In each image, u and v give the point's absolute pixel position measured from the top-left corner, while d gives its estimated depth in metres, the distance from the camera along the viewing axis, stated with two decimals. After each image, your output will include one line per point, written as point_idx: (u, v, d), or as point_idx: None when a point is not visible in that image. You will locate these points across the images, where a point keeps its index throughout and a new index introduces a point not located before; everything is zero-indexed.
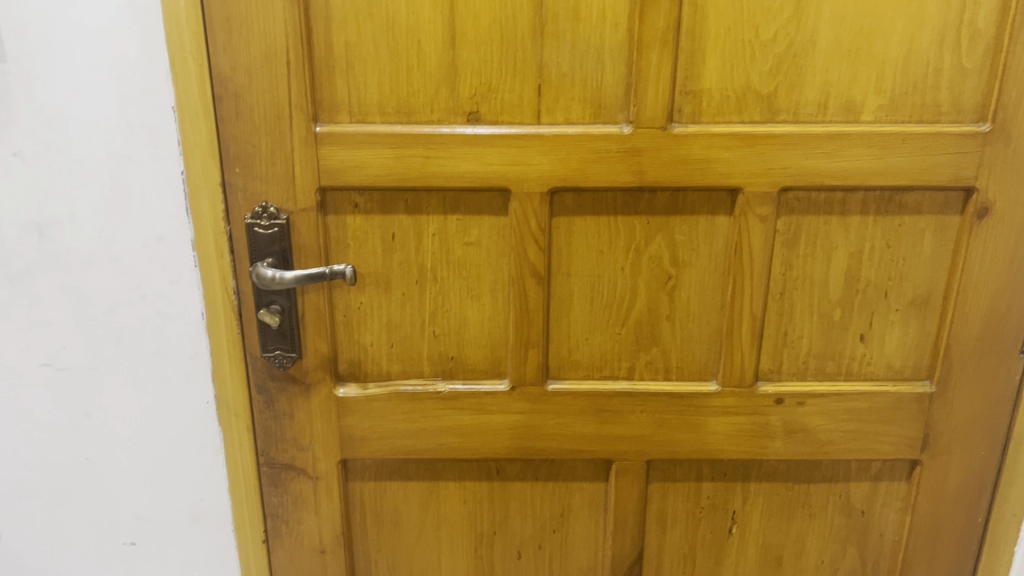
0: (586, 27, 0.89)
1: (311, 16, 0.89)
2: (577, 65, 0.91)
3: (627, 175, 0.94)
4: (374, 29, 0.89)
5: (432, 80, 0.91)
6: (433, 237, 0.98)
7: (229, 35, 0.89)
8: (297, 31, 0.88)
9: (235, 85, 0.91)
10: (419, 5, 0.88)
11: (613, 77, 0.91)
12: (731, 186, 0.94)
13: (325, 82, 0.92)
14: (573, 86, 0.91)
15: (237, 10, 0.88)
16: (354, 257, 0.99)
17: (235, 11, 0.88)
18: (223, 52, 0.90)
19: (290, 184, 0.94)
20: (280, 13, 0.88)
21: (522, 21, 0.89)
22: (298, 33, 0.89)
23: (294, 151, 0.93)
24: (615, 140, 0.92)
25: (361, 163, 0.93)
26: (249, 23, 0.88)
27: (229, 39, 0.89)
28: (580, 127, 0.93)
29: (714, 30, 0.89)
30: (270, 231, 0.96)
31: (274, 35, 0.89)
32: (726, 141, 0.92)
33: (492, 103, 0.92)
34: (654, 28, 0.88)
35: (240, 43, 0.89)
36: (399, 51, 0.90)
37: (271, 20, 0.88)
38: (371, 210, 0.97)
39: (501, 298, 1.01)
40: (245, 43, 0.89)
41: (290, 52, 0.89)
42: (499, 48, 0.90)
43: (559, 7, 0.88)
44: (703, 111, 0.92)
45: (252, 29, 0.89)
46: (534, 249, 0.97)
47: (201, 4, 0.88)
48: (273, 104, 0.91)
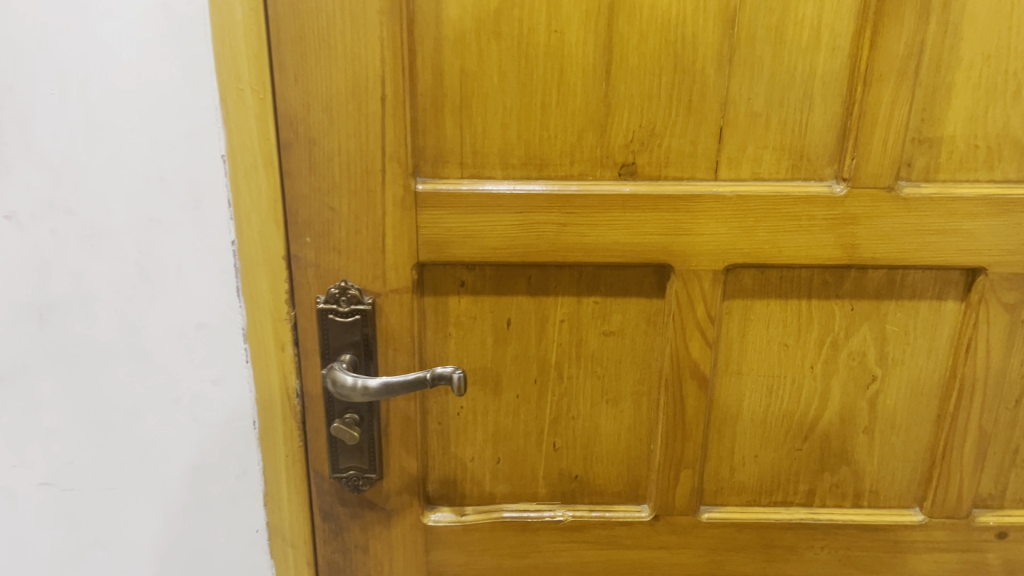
0: (792, 52, 0.65)
1: (414, 34, 0.64)
2: (775, 102, 0.66)
3: (833, 250, 0.70)
4: (500, 52, 0.65)
5: (574, 122, 0.67)
6: (561, 325, 0.74)
7: (302, 59, 0.64)
8: (395, 55, 0.64)
9: (307, 127, 0.66)
10: (564, 21, 0.64)
11: (823, 119, 0.67)
12: (970, 265, 0.70)
13: (429, 124, 0.67)
14: (767, 131, 0.67)
15: (313, 25, 0.64)
16: (455, 351, 0.75)
17: (310, 26, 0.64)
18: (293, 82, 0.65)
19: (378, 258, 0.70)
20: (373, 30, 0.63)
21: (704, 41, 0.65)
22: (396, 58, 0.64)
23: (386, 215, 0.69)
24: (822, 204, 0.68)
25: (475, 232, 0.69)
26: (330, 42, 0.64)
27: (301, 66, 0.65)
28: (772, 186, 0.68)
29: (968, 57, 0.65)
30: (350, 318, 0.71)
31: (364, 59, 0.64)
32: (971, 207, 0.68)
33: (655, 153, 0.68)
34: (888, 54, 0.64)
35: (317, 71, 0.65)
36: (532, 82, 0.66)
37: (359, 40, 0.64)
38: (482, 289, 0.73)
39: (645, 404, 0.76)
40: (323, 70, 0.65)
41: (384, 84, 0.65)
42: (669, 80, 0.66)
43: (757, 25, 0.64)
44: (941, 166, 0.68)
45: (333, 51, 0.64)
46: (698, 344, 0.73)
47: (264, 17, 0.64)
48: (358, 153, 0.67)
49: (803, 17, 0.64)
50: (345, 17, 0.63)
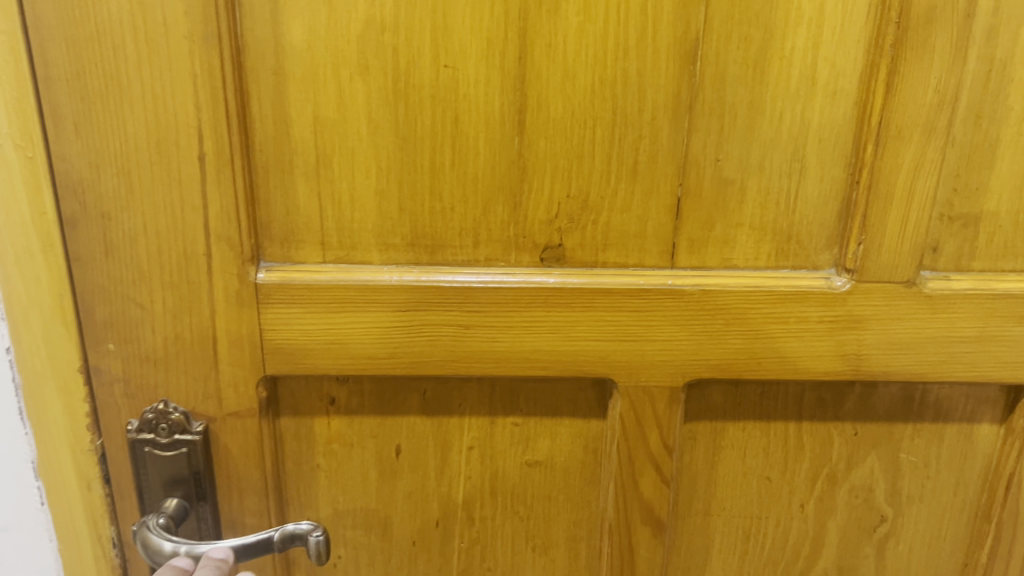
0: (777, 96, 0.46)
1: (243, 68, 0.45)
2: (753, 165, 0.48)
3: (832, 362, 0.51)
4: (368, 94, 0.46)
5: (477, 190, 0.48)
6: (469, 453, 0.55)
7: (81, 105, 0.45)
8: (215, 98, 0.45)
9: (100, 196, 0.46)
10: (459, 51, 0.45)
11: (818, 188, 0.48)
12: (1014, 382, 0.52)
13: (273, 192, 0.48)
14: (742, 204, 0.49)
15: (95, 54, 0.44)
16: (327, 487, 0.56)
17: (90, 56, 0.44)
18: (73, 135, 0.45)
19: (210, 372, 0.51)
20: (182, 63, 0.44)
21: (655, 82, 0.46)
22: (216, 102, 0.45)
23: (216, 316, 0.49)
24: (817, 304, 0.50)
25: (344, 338, 0.50)
26: (122, 80, 0.44)
27: (79, 114, 0.45)
28: (749, 278, 0.50)
29: (1019, 106, 0.46)
30: (174, 452, 0.52)
31: (172, 103, 0.45)
32: (1018, 308, 0.50)
33: (589, 232, 0.49)
34: (913, 102, 0.45)
35: (105, 121, 0.45)
36: (416, 135, 0.47)
37: (162, 78, 0.44)
38: (359, 409, 0.54)
39: (583, 552, 0.58)
40: (115, 119, 0.45)
41: (203, 138, 0.45)
42: (608, 133, 0.47)
43: (729, 60, 0.46)
44: (978, 252, 0.50)
45: (126, 94, 0.45)
46: (652, 482, 0.54)
47: (22, 40, 0.43)
48: (173, 232, 0.47)
49: (792, 48, 0.45)
50: (137, 45, 0.44)
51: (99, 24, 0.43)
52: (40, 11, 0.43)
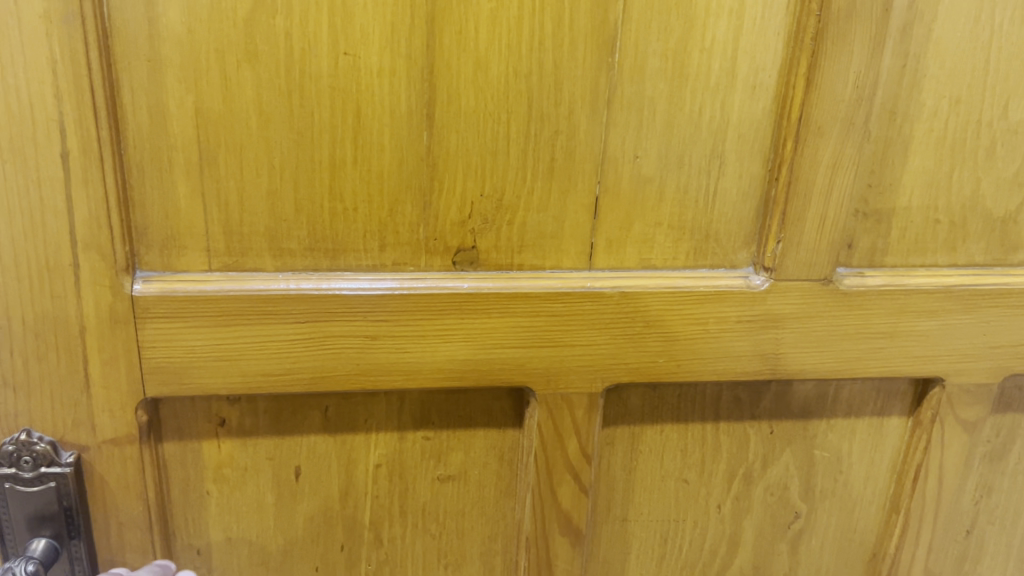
0: (697, 90, 0.44)
1: (110, 52, 0.39)
2: (673, 162, 0.46)
3: (751, 362, 0.50)
4: (258, 84, 0.41)
5: (382, 189, 0.44)
6: (376, 470, 0.51)
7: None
8: (79, 86, 0.39)
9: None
10: (361, 37, 0.41)
11: (737, 185, 0.47)
12: (924, 376, 0.53)
13: (150, 193, 0.42)
14: (662, 202, 0.47)
15: None
16: (218, 515, 0.51)
17: None
18: None
19: (81, 396, 0.45)
20: (37, 45, 0.38)
21: (572, 73, 0.43)
22: (81, 91, 0.39)
23: (86, 332, 0.44)
24: (738, 304, 0.48)
25: (236, 353, 0.45)
26: None
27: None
28: (669, 278, 0.48)
29: (931, 102, 0.46)
30: (40, 487, 0.45)
31: (28, 91, 0.39)
32: (929, 302, 0.50)
33: (504, 233, 0.46)
34: (832, 97, 0.44)
35: None
36: (314, 129, 0.42)
37: (13, 63, 0.38)
38: (254, 429, 0.49)
39: (499, 567, 0.55)
40: None
41: (66, 133, 0.40)
42: (523, 128, 0.44)
43: (649, 51, 0.43)
44: (890, 248, 0.50)
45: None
46: (570, 491, 0.52)
47: None
48: (32, 239, 0.41)
49: (712, 39, 0.44)
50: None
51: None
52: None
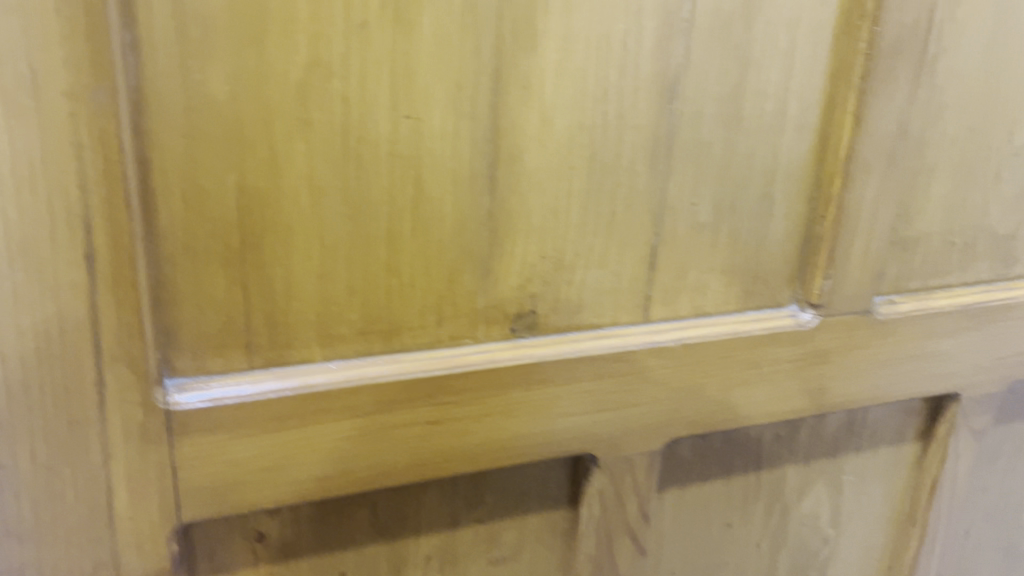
0: (751, 133, 0.44)
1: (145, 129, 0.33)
2: (727, 207, 0.45)
3: (798, 399, 0.50)
4: (311, 156, 0.36)
5: (442, 259, 0.40)
6: (427, 563, 0.46)
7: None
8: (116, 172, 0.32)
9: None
10: (423, 96, 0.37)
11: (784, 225, 0.46)
12: (943, 392, 0.55)
13: (186, 288, 0.36)
14: (717, 247, 0.45)
15: None
16: None
17: None
18: None
19: (105, 533, 0.38)
20: (59, 130, 0.31)
21: (636, 123, 0.41)
22: (114, 179, 0.33)
23: (112, 459, 0.36)
24: (788, 343, 0.48)
25: (287, 461, 0.39)
26: None
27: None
28: (725, 324, 0.47)
29: (953, 132, 0.48)
30: None
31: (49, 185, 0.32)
32: (949, 322, 0.52)
33: (565, 293, 0.43)
34: (877, 132, 0.45)
35: None
36: (371, 200, 0.38)
37: (27, 152, 0.31)
38: (296, 540, 0.43)
39: None
40: None
41: (93, 230, 0.33)
42: (586, 182, 0.41)
43: (709, 96, 0.42)
44: (915, 274, 0.51)
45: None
46: (629, 552, 0.50)
47: None
48: (50, 358, 0.34)
49: (766, 82, 0.43)
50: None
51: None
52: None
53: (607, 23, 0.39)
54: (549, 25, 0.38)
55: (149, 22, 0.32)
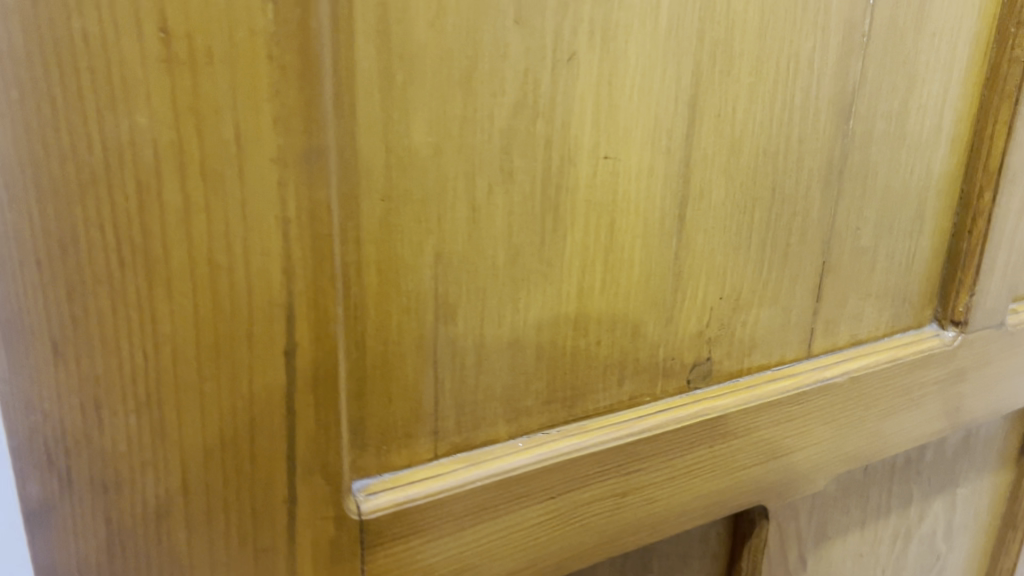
0: (910, 150, 0.41)
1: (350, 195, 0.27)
2: (885, 229, 0.42)
3: (939, 421, 0.48)
4: (511, 209, 0.31)
5: (630, 313, 0.36)
6: None
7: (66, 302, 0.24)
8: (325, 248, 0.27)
9: (100, 453, 0.25)
10: (624, 134, 0.33)
11: (929, 243, 0.45)
12: None
13: (378, 377, 0.31)
14: (873, 271, 0.43)
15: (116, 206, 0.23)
16: None
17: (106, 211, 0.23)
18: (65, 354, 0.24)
19: None
20: (268, 205, 0.25)
21: (815, 148, 0.38)
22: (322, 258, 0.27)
23: None
24: (935, 366, 0.46)
25: (480, 559, 0.34)
26: (162, 246, 0.24)
27: (62, 321, 0.24)
28: (879, 351, 0.45)
29: None
30: None
31: (251, 274, 0.26)
32: None
33: (740, 336, 0.40)
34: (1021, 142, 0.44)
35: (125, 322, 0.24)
36: (567, 254, 0.33)
37: (229, 233, 0.25)
38: None
39: None
40: (146, 314, 0.25)
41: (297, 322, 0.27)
42: (768, 216, 0.38)
43: (879, 114, 0.39)
44: None
45: (160, 269, 0.24)
46: None
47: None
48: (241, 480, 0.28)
49: (927, 96, 0.41)
50: (182, 181, 0.24)
51: (109, 151, 0.23)
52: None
53: (797, 41, 0.35)
54: (746, 46, 0.34)
55: (355, 67, 0.27)
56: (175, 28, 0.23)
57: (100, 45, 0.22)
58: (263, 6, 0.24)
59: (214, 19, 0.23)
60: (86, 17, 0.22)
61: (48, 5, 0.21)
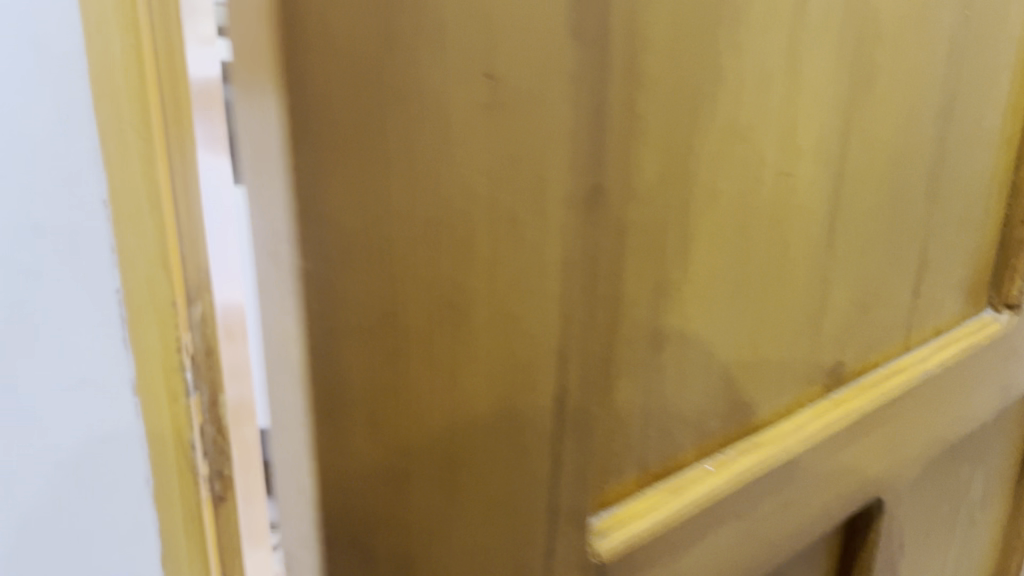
0: (983, 148, 0.44)
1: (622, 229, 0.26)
2: (961, 224, 0.45)
3: (994, 396, 0.52)
4: (718, 233, 0.31)
5: (795, 325, 0.37)
6: None
7: (369, 380, 0.22)
8: (584, 291, 0.26)
9: (403, 529, 0.24)
10: (800, 151, 0.33)
11: (989, 233, 0.48)
12: None
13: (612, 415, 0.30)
14: (952, 263, 0.46)
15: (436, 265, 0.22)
16: None
17: (426, 272, 0.22)
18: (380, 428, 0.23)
19: None
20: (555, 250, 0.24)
21: (921, 152, 0.40)
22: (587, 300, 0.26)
23: None
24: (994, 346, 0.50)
25: None
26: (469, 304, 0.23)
27: (378, 395, 0.22)
28: (956, 338, 0.48)
29: None
30: None
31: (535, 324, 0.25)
32: None
33: (864, 337, 0.41)
34: None
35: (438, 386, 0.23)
36: (755, 274, 0.33)
37: (523, 282, 0.24)
38: None
39: None
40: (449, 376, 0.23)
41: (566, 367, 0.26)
42: (887, 220, 0.40)
43: (965, 115, 0.42)
44: None
45: (465, 327, 0.23)
46: None
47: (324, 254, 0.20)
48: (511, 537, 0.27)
49: (997, 97, 0.44)
50: (490, 234, 0.23)
51: (429, 211, 0.22)
52: (328, 207, 0.20)
53: (918, 52, 0.37)
54: (883, 59, 0.35)
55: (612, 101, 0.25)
56: (497, 71, 0.22)
57: (435, 96, 0.21)
58: (567, 49, 0.23)
59: (528, 63, 0.22)
60: (424, 69, 0.20)
61: (399, 57, 0.20)
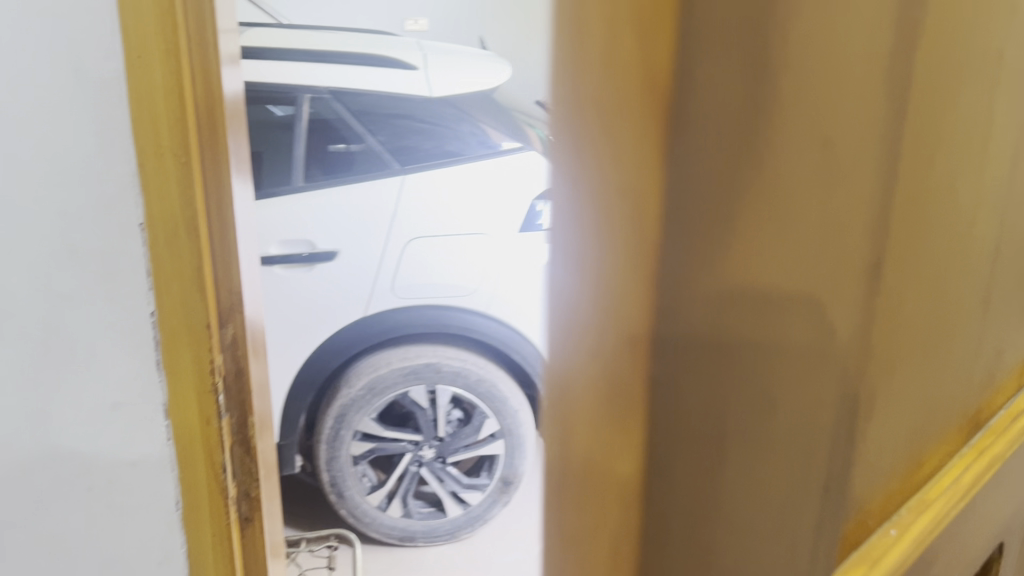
0: None
1: (872, 277, 0.31)
2: None
3: None
4: (917, 269, 0.34)
5: (967, 349, 0.41)
6: None
7: (703, 418, 0.25)
8: (841, 321, 0.30)
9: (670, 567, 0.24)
10: (957, 190, 0.36)
11: None
12: None
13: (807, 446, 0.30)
14: None
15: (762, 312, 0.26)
16: None
17: (753, 319, 0.25)
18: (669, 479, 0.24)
19: None
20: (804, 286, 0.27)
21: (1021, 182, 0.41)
22: (824, 332, 0.29)
23: None
24: None
25: None
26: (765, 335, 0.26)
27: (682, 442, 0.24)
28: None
29: None
30: None
31: (792, 344, 0.28)
32: None
33: (972, 372, 0.42)
34: None
35: (767, 425, 0.27)
36: (937, 309, 0.37)
37: (802, 322, 0.28)
38: None
39: None
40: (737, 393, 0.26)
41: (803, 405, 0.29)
42: (997, 251, 0.41)
43: None
44: None
45: (776, 358, 0.27)
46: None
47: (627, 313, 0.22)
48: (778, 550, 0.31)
49: None
50: (792, 286, 0.27)
51: (765, 261, 0.25)
52: (687, 284, 0.22)
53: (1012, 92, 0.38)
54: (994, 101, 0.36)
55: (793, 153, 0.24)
56: (833, 140, 0.26)
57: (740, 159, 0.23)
58: (859, 113, 0.27)
59: (847, 120, 0.27)
60: (763, 150, 0.23)
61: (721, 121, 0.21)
